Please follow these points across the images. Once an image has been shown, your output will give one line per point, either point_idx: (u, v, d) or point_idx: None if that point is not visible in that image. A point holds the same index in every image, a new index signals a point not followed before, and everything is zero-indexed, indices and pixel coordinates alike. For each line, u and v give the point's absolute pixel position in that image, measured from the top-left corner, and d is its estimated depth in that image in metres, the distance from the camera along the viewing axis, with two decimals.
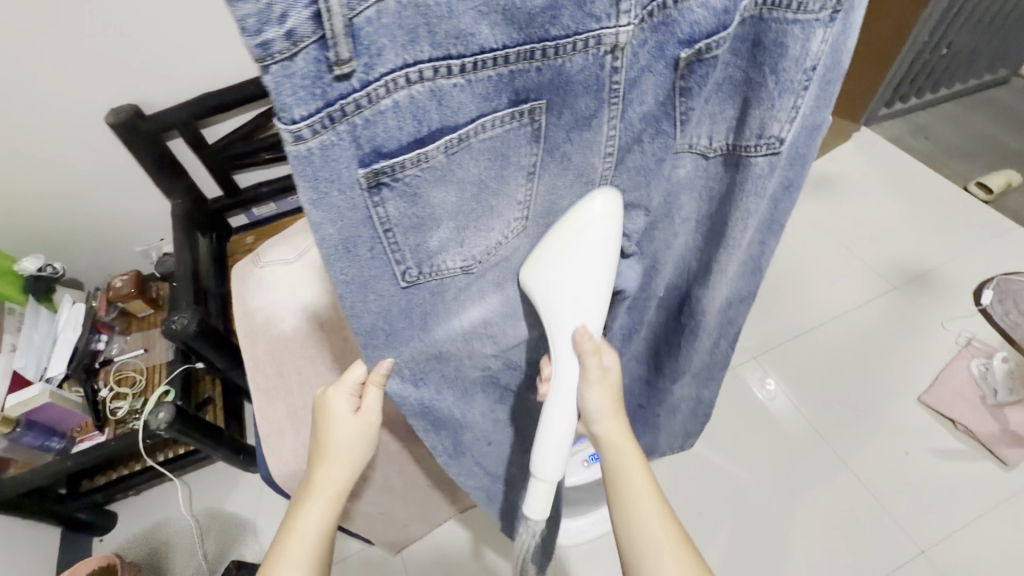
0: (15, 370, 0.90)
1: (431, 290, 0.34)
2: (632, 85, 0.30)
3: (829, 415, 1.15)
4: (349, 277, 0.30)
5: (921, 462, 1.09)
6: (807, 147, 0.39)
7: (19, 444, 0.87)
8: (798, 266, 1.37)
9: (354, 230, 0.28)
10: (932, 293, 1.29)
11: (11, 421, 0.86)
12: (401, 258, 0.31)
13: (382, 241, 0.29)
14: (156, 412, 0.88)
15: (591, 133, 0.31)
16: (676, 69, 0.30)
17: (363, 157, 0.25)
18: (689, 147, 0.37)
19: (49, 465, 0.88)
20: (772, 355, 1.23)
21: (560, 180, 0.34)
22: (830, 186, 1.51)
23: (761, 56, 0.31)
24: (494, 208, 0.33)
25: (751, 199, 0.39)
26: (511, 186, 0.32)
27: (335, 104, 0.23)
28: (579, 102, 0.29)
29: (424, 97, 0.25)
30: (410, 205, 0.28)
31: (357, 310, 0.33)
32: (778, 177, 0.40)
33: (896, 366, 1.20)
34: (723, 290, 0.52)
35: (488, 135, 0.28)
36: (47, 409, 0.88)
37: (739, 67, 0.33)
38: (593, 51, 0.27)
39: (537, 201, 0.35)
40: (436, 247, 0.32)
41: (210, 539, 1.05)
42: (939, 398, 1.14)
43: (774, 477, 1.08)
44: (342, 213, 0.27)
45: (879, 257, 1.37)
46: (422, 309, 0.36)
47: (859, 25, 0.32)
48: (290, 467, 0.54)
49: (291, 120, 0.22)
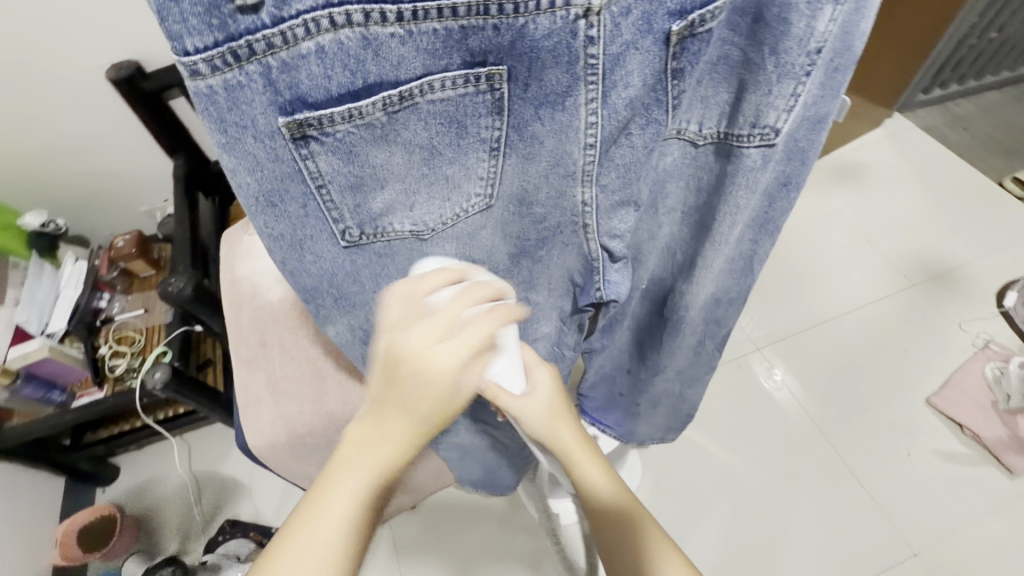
0: (16, 324, 0.90)
1: (376, 253, 0.35)
2: (614, 65, 0.27)
3: (831, 411, 1.12)
4: (284, 234, 0.32)
5: (923, 464, 1.06)
6: (810, 142, 0.38)
7: (19, 395, 0.89)
8: (813, 257, 1.32)
9: (279, 181, 0.29)
10: (952, 292, 1.24)
11: (10, 373, 0.87)
12: (339, 217, 0.32)
13: (314, 198, 0.30)
14: (152, 372, 0.88)
15: (564, 114, 0.29)
16: (667, 45, 0.28)
17: (285, 105, 0.26)
18: (677, 134, 0.38)
19: (48, 416, 0.90)
20: (778, 346, 1.20)
21: (533, 165, 0.32)
22: (854, 175, 1.45)
23: (761, 34, 0.31)
24: (450, 179, 0.32)
25: (741, 193, 0.40)
26: (471, 159, 0.31)
27: (238, 40, 0.23)
28: (548, 75, 0.27)
29: (355, 45, 0.24)
30: (345, 162, 0.29)
31: (300, 266, 0.34)
32: (772, 171, 0.40)
33: (906, 365, 1.16)
34: (708, 286, 0.52)
35: (436, 95, 0.27)
36: (46, 363, 0.90)
37: (738, 46, 0.32)
38: (561, 14, 0.25)
39: (505, 180, 0.34)
40: (380, 210, 0.32)
41: (207, 497, 1.08)
42: (949, 401, 1.10)
43: (769, 470, 1.06)
44: (259, 160, 0.28)
45: (899, 252, 1.31)
46: (370, 274, 0.37)
47: (872, 9, 0.32)
48: (267, 438, 0.54)
49: (185, 51, 0.24)
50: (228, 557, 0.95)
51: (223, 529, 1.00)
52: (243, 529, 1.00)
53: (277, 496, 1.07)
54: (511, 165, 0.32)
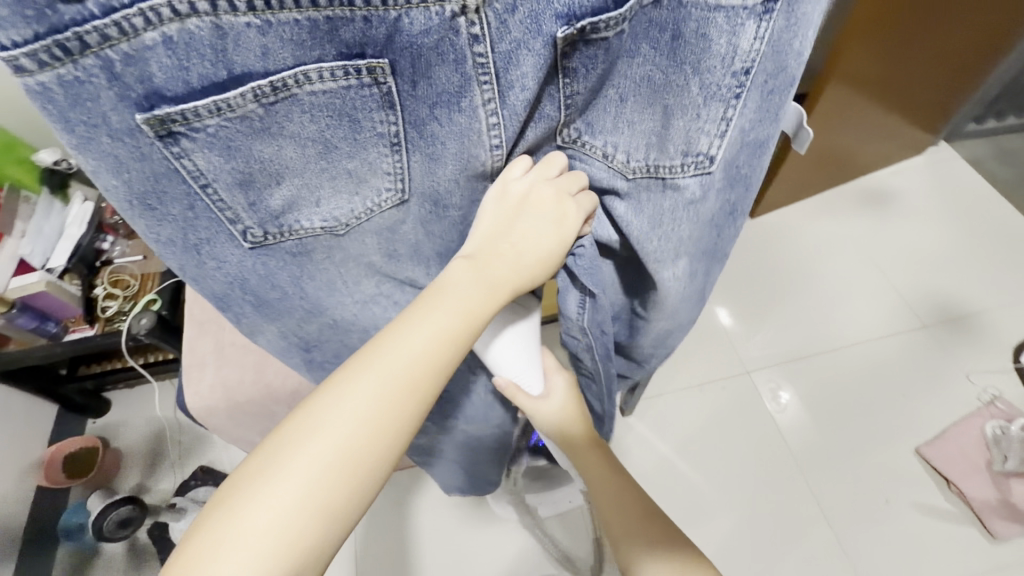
0: (20, 256, 0.93)
1: (289, 252, 0.37)
2: (506, 64, 0.28)
3: (812, 446, 1.08)
4: (174, 238, 0.34)
5: (899, 515, 1.01)
6: (750, 168, 0.39)
7: (14, 324, 0.93)
8: (821, 284, 1.26)
9: (154, 182, 0.30)
10: (967, 340, 1.17)
11: (8, 303, 0.92)
12: (234, 218, 0.33)
13: (199, 197, 0.31)
14: (139, 318, 0.92)
15: (462, 115, 0.31)
16: (557, 48, 0.29)
17: (141, 102, 0.26)
18: (603, 158, 0.37)
19: (40, 347, 0.97)
20: (768, 370, 1.17)
21: (438, 167, 0.34)
22: (884, 202, 1.36)
23: (682, 52, 0.31)
24: (350, 175, 0.33)
25: (685, 225, 0.40)
26: (371, 155, 0.32)
27: (62, 32, 0.23)
28: (438, 73, 0.29)
29: (208, 34, 0.25)
30: (222, 158, 0.30)
31: (203, 271, 0.36)
32: (716, 198, 0.40)
33: (901, 410, 1.11)
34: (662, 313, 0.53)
35: (316, 86, 0.28)
36: (45, 297, 0.94)
37: (660, 64, 0.32)
38: (438, 10, 0.26)
39: (414, 176, 0.35)
40: (280, 207, 0.34)
41: (185, 440, 1.13)
42: (940, 453, 1.05)
43: (736, 497, 1.04)
44: (121, 160, 0.28)
45: (915, 290, 1.24)
46: (288, 274, 0.39)
47: (810, 30, 0.32)
48: (204, 401, 0.56)
49: (1, 46, 0.22)
50: (195, 503, 1.02)
51: (196, 475, 1.06)
52: (214, 478, 1.06)
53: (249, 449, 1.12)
54: (418, 166, 0.34)
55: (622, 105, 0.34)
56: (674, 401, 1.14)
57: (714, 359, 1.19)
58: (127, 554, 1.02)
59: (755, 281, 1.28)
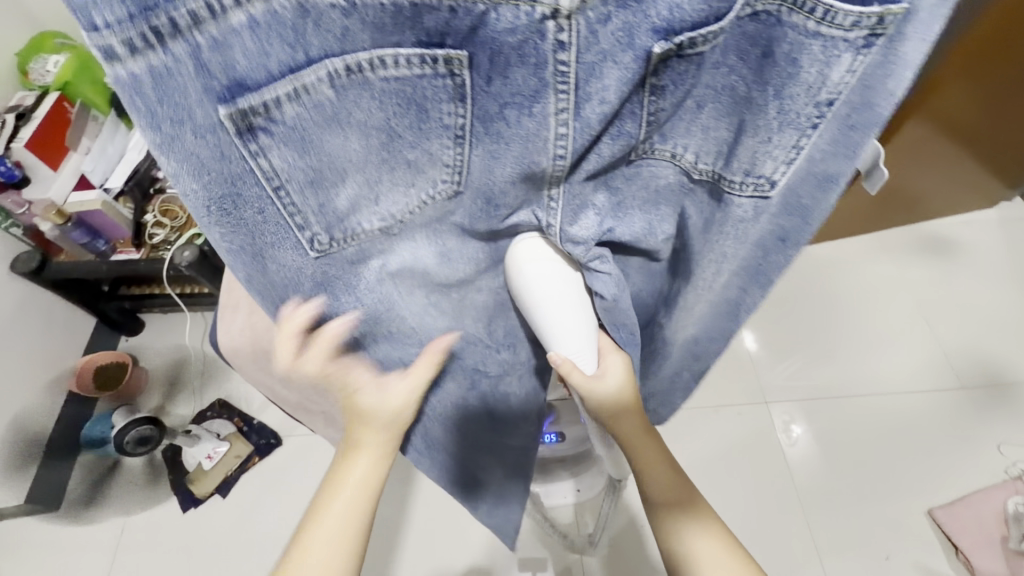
0: (82, 173, 1.00)
1: (349, 260, 0.36)
2: (589, 75, 0.28)
3: (819, 487, 1.05)
4: (245, 245, 0.33)
5: (897, 572, 0.99)
6: (814, 201, 0.37)
7: (67, 237, 0.99)
8: (859, 325, 1.22)
9: (228, 179, 0.30)
10: (1005, 408, 1.11)
11: (64, 215, 0.97)
12: (305, 222, 0.33)
13: (271, 201, 0.31)
14: (183, 251, 0.95)
15: (531, 119, 0.30)
16: (648, 63, 0.28)
17: (224, 91, 0.27)
18: (672, 156, 0.36)
19: (87, 263, 1.02)
20: (788, 402, 1.14)
21: (499, 166, 0.33)
22: (944, 252, 1.29)
23: (768, 72, 0.31)
24: (411, 163, 0.33)
25: (730, 240, 0.40)
26: (435, 145, 0.32)
27: (157, 13, 0.24)
28: (517, 74, 0.29)
29: (292, 15, 0.26)
30: (294, 150, 0.30)
31: (270, 282, 0.34)
32: (769, 224, 0.39)
33: (920, 467, 1.07)
34: (690, 327, 0.49)
35: (389, 73, 0.29)
36: (97, 215, 0.99)
37: (744, 78, 0.32)
38: (527, 10, 0.26)
39: (473, 173, 0.34)
40: (344, 207, 0.33)
41: (207, 373, 1.17)
42: (952, 518, 1.01)
43: (731, 522, 1.03)
44: (202, 160, 0.29)
45: (960, 349, 1.18)
46: (347, 284, 0.37)
47: (908, 52, 0.30)
48: (232, 343, 0.57)
49: (95, 26, 0.24)
50: (208, 432, 1.09)
51: (213, 406, 1.13)
52: (228, 413, 1.12)
53: None
54: (479, 161, 0.33)
55: (699, 112, 0.34)
56: (685, 418, 1.13)
57: (734, 383, 1.16)
58: (139, 469, 1.07)
59: (790, 311, 1.24)
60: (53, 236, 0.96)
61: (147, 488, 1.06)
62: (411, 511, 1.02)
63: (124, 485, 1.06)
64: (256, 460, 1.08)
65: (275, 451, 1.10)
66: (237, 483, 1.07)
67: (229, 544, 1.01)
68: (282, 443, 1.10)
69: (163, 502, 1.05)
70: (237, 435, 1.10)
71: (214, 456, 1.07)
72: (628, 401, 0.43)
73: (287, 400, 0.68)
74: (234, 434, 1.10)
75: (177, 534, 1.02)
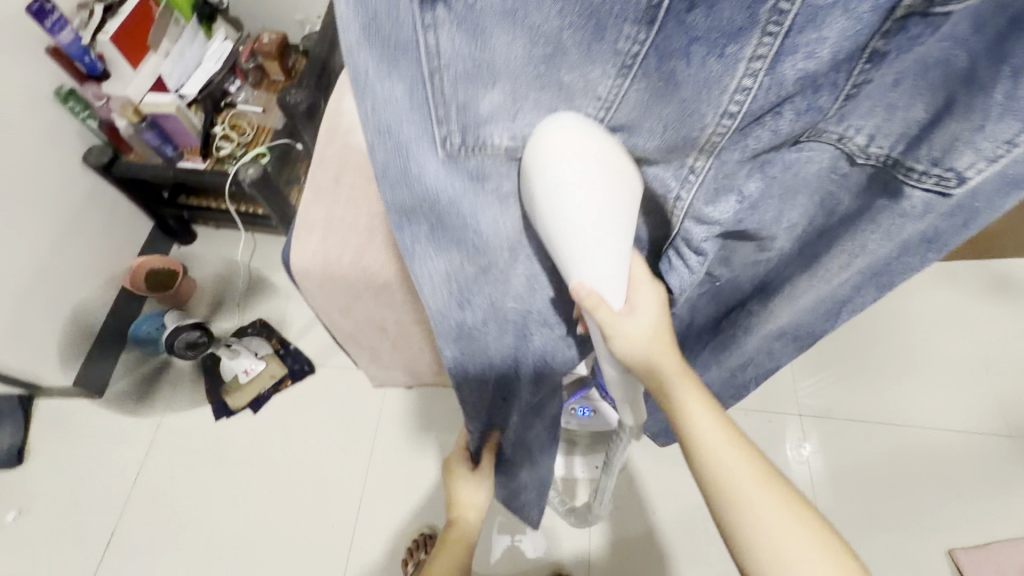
0: (160, 76, 1.00)
1: (469, 171, 0.30)
2: (809, 22, 0.24)
3: (838, 507, 1.04)
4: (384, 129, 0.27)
5: None
6: (988, 205, 0.32)
7: (140, 135, 1.00)
8: (911, 354, 1.17)
9: (395, 52, 0.25)
10: None
11: (139, 114, 0.97)
12: (446, 113, 0.27)
13: (423, 81, 0.26)
14: (248, 168, 0.95)
15: (719, 62, 0.26)
16: (889, 16, 0.25)
17: None
18: (839, 138, 0.32)
19: (154, 165, 1.04)
20: (823, 417, 1.11)
21: (659, 109, 0.29)
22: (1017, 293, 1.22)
23: (1011, 50, 0.25)
24: (565, 87, 0.29)
25: (880, 229, 0.36)
26: (597, 75, 0.28)
27: None
28: (724, 8, 0.25)
29: None
30: (467, 37, 0.25)
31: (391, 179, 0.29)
32: (930, 224, 0.35)
33: (949, 507, 1.03)
34: (783, 316, 0.50)
35: None
36: (171, 120, 0.99)
37: (967, 55, 0.27)
38: None
39: (621, 114, 0.30)
40: (485, 111, 0.28)
41: (251, 294, 1.20)
42: (973, 563, 0.98)
43: None
44: (376, 15, 0.24)
45: (1017, 395, 1.12)
46: (459, 209, 0.31)
47: None
48: (304, 264, 0.57)
49: None
50: (247, 347, 1.11)
51: (254, 325, 1.16)
52: (268, 334, 1.15)
53: (306, 318, 1.18)
54: (638, 96, 0.29)
55: (891, 89, 0.29)
56: None
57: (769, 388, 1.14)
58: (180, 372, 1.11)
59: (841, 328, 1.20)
60: (127, 132, 0.98)
61: (185, 391, 1.10)
62: (433, 455, 1.05)
63: (164, 384, 1.10)
64: (288, 383, 1.11)
65: (308, 378, 1.12)
66: (268, 401, 1.10)
67: (256, 456, 1.06)
68: (315, 371, 1.13)
69: (198, 407, 1.09)
70: (274, 355, 1.13)
71: (251, 371, 1.10)
72: (661, 348, 0.38)
73: (340, 328, 0.68)
74: (270, 354, 1.13)
75: (209, 439, 1.07)
